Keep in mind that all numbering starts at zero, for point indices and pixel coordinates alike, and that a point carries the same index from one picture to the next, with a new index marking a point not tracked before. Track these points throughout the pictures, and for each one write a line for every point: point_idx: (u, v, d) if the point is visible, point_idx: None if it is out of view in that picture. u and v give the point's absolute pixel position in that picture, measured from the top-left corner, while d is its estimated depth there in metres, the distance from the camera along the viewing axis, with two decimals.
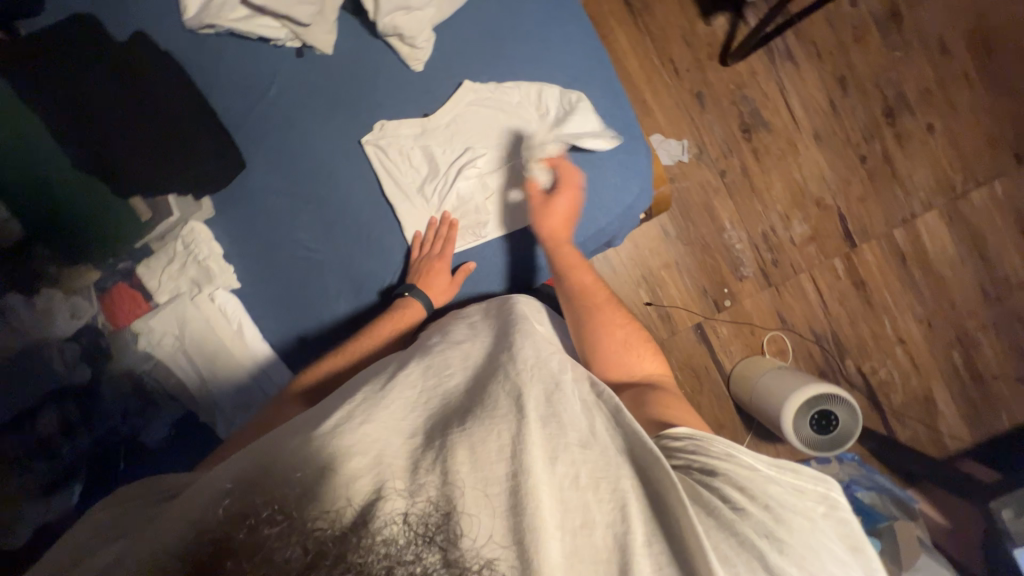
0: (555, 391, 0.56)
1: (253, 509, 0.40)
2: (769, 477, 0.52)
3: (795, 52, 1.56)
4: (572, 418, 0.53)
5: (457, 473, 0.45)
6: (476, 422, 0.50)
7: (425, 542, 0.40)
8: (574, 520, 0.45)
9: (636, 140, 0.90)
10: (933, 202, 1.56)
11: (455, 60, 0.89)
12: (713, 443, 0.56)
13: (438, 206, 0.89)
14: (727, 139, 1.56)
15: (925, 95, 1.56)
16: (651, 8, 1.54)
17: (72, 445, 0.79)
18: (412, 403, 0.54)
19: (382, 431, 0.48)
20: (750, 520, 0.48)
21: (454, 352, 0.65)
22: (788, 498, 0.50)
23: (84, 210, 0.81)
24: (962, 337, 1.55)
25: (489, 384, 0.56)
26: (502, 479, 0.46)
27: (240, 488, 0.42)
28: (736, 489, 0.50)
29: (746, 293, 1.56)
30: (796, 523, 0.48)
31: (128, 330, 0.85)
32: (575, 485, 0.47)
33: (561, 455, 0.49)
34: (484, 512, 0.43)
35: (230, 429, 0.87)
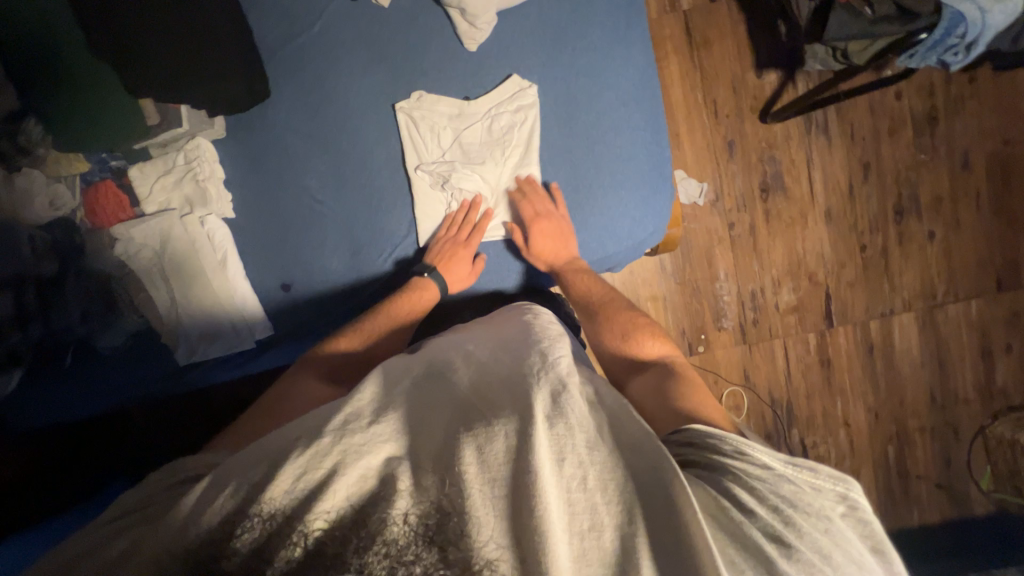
0: (568, 391, 0.55)
1: (261, 507, 0.46)
2: (784, 479, 0.53)
3: (832, 128, 1.58)
4: (581, 419, 0.52)
5: (467, 473, 0.47)
6: (482, 423, 0.51)
7: (425, 543, 0.45)
8: (583, 521, 0.46)
9: (664, 180, 0.91)
10: (913, 304, 1.63)
11: (511, 50, 0.87)
12: (729, 444, 0.56)
13: (455, 194, 0.88)
14: (745, 194, 1.58)
15: (935, 203, 1.61)
16: (709, 45, 1.53)
17: (23, 334, 0.76)
18: (414, 403, 0.56)
19: (390, 428, 0.51)
20: (760, 523, 0.48)
21: (460, 352, 0.66)
22: (803, 502, 0.51)
23: (76, 104, 0.73)
24: (901, 434, 1.64)
25: (494, 384, 0.57)
26: (506, 481, 0.47)
27: (249, 488, 0.47)
28: (747, 491, 0.51)
29: (720, 344, 1.60)
30: (806, 527, 0.49)
31: (106, 232, 0.81)
32: (583, 486, 0.48)
33: (568, 456, 0.49)
34: (488, 510, 0.46)
35: (191, 357, 0.86)
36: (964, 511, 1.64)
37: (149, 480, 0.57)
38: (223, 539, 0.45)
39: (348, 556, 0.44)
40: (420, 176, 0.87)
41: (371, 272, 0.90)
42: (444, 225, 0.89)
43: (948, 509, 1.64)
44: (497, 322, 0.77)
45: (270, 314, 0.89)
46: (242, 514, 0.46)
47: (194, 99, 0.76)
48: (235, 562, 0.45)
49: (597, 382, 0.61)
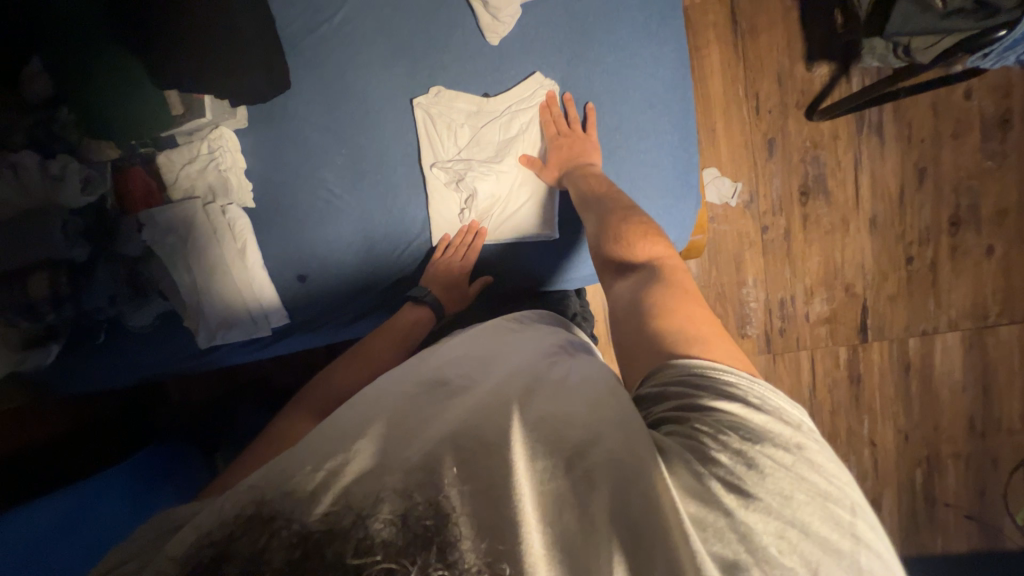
0: (551, 391, 0.53)
1: (244, 516, 0.40)
2: (751, 417, 0.45)
3: (887, 128, 1.46)
4: (563, 414, 0.49)
5: (450, 473, 0.43)
6: (471, 419, 0.48)
7: (421, 542, 0.38)
8: (562, 509, 0.41)
9: (690, 188, 0.86)
10: (960, 324, 1.51)
11: (535, 44, 0.83)
12: (688, 383, 0.49)
13: (468, 194, 0.86)
14: (782, 196, 1.48)
15: (998, 215, 1.47)
16: (756, 34, 1.42)
17: (58, 313, 0.81)
18: (407, 402, 0.53)
19: (377, 428, 0.48)
20: (721, 473, 0.42)
21: (458, 358, 0.64)
22: (768, 441, 0.44)
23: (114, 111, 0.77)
24: (932, 459, 1.55)
25: (484, 387, 0.55)
26: (491, 473, 0.43)
27: (250, 500, 0.42)
28: (708, 438, 0.44)
29: (742, 352, 1.54)
30: (772, 473, 0.42)
31: (135, 217, 0.84)
32: (560, 474, 0.43)
33: (556, 450, 0.45)
34: (472, 504, 0.41)
35: (212, 340, 0.89)
36: (994, 543, 1.55)
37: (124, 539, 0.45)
38: (236, 533, 0.40)
39: (347, 557, 0.37)
40: (435, 173, 0.86)
41: (382, 269, 0.90)
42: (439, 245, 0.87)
43: (975, 540, 1.56)
44: (506, 330, 0.73)
45: (286, 303, 0.91)
46: (239, 521, 0.40)
47: (213, 88, 0.76)
48: None
49: (590, 370, 0.58)
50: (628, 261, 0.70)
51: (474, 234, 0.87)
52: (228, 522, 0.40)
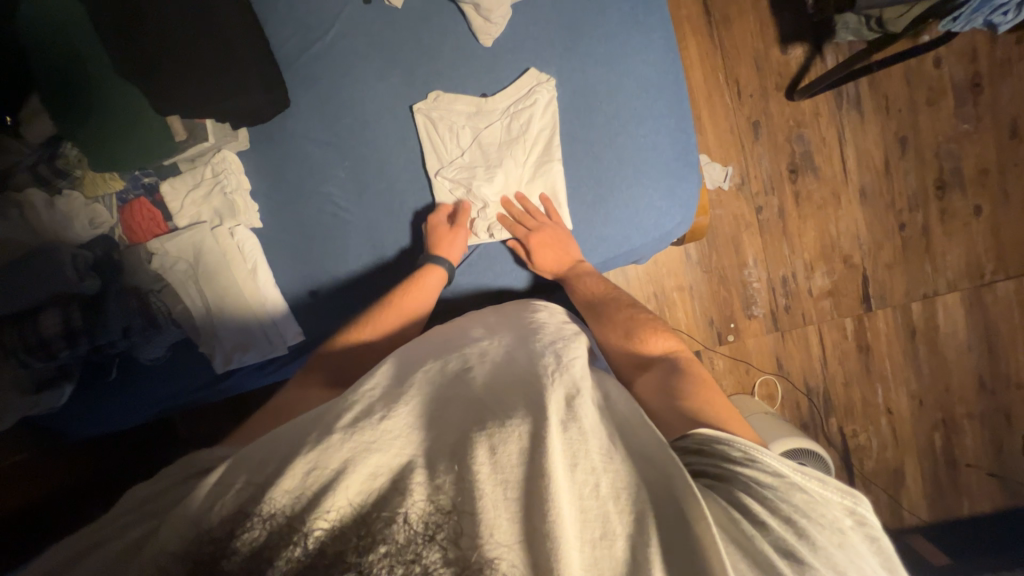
0: (578, 397, 0.52)
1: (261, 502, 0.42)
2: (797, 491, 0.46)
3: (864, 102, 1.50)
4: (594, 423, 0.49)
5: (478, 474, 0.43)
6: (495, 422, 0.48)
7: (427, 540, 0.41)
8: (594, 530, 0.42)
9: (690, 168, 0.88)
10: (958, 284, 1.54)
11: (527, 43, 0.85)
12: (728, 442, 0.50)
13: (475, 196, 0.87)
14: (773, 176, 1.52)
15: (981, 175, 1.52)
16: (730, 22, 1.47)
17: (70, 350, 0.78)
18: (429, 398, 0.53)
19: (403, 423, 0.48)
20: (771, 537, 0.43)
21: (473, 352, 0.63)
22: (817, 513, 0.45)
23: (94, 133, 0.75)
24: (948, 420, 1.56)
25: (509, 386, 0.54)
26: (521, 483, 0.43)
27: (247, 496, 0.43)
28: (756, 501, 0.45)
29: (751, 332, 1.55)
30: (822, 541, 0.43)
31: (142, 248, 0.85)
32: (596, 493, 0.44)
33: (581, 462, 0.45)
34: (499, 513, 0.42)
35: (228, 365, 0.88)
36: (1019, 499, 1.56)
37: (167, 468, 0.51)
38: (231, 529, 0.42)
39: (348, 555, 0.40)
40: (441, 182, 0.86)
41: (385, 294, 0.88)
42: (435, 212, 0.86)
43: (1001, 498, 1.56)
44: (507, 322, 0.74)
45: (300, 319, 0.90)
46: (242, 514, 0.42)
47: (217, 113, 0.77)
48: (235, 562, 0.41)
49: (612, 388, 0.59)
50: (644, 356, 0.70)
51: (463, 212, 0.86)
52: (226, 520, 0.42)
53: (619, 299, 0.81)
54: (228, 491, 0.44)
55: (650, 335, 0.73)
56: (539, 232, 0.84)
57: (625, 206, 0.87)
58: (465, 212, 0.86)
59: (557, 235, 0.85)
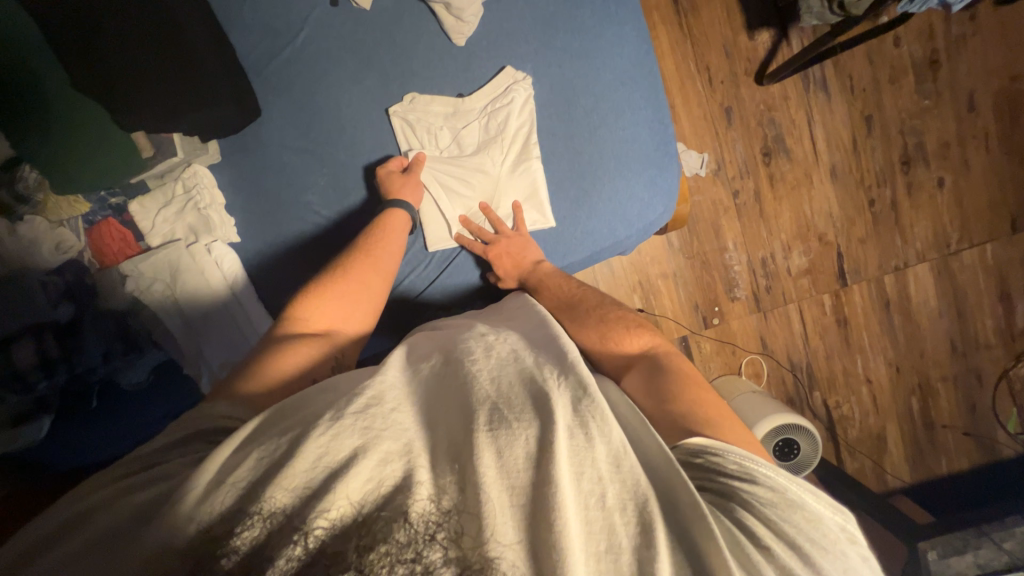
0: (586, 397, 0.49)
1: (261, 500, 0.42)
2: (799, 507, 0.47)
3: (830, 83, 1.54)
4: (605, 426, 0.47)
5: (482, 475, 0.43)
6: (503, 421, 0.47)
7: (427, 540, 0.41)
8: (600, 541, 0.42)
9: (670, 158, 0.89)
10: (927, 255, 1.61)
11: (501, 41, 0.84)
12: (728, 457, 0.51)
13: (457, 205, 0.87)
14: (747, 160, 1.55)
15: (943, 149, 1.58)
16: (698, 10, 1.49)
17: (49, 380, 0.74)
18: (435, 395, 0.52)
19: (411, 420, 0.48)
20: (775, 562, 0.44)
21: (481, 342, 0.60)
22: (817, 532, 0.46)
23: (52, 157, 0.71)
24: (924, 385, 1.64)
25: (515, 378, 0.52)
26: (526, 487, 0.43)
27: (243, 486, 0.43)
28: (760, 522, 0.46)
29: (735, 314, 1.59)
30: (825, 567, 0.44)
31: (116, 270, 0.81)
32: (602, 504, 0.43)
33: (587, 469, 0.45)
34: (503, 516, 0.42)
35: (213, 386, 0.86)
36: (992, 455, 1.64)
37: (183, 420, 0.53)
38: (229, 526, 0.41)
39: (348, 555, 0.40)
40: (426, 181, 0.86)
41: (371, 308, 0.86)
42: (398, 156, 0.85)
43: (976, 455, 1.64)
44: (513, 320, 0.72)
45: None
46: (241, 513, 0.42)
47: (186, 124, 0.75)
48: (234, 563, 0.40)
49: (612, 391, 0.59)
50: (617, 359, 0.70)
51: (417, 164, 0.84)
52: (225, 518, 0.41)
53: (591, 293, 0.80)
54: (227, 481, 0.43)
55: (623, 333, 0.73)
56: (495, 244, 0.85)
57: (608, 199, 0.87)
58: (418, 163, 0.83)
59: (514, 246, 0.85)
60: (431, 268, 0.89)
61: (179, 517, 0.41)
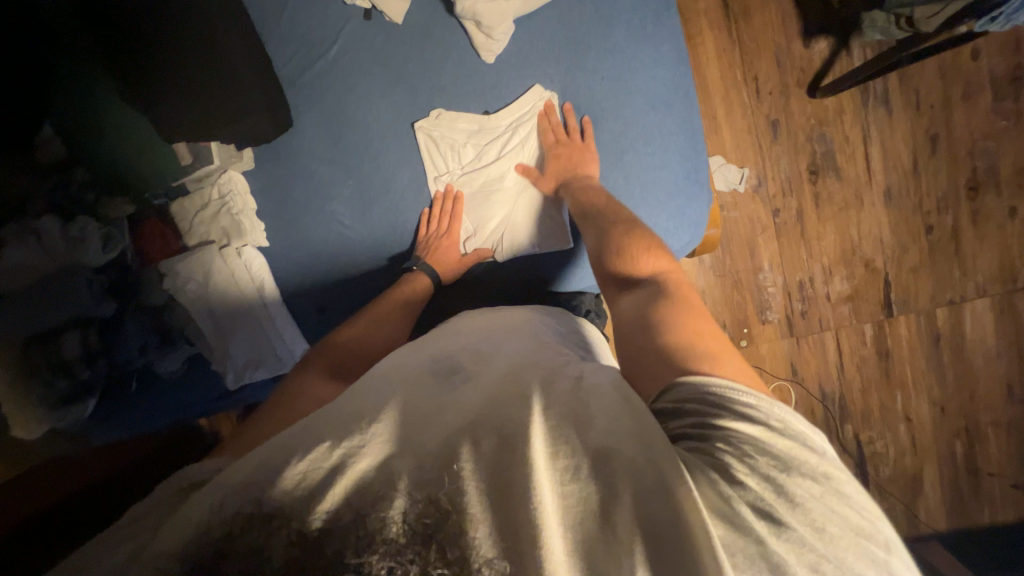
0: (560, 389, 0.51)
1: (253, 510, 0.40)
2: (775, 440, 0.43)
3: (893, 97, 1.42)
4: (575, 411, 0.47)
5: (464, 471, 0.42)
6: (480, 421, 0.46)
7: (425, 539, 0.38)
8: (574, 512, 0.40)
9: (700, 187, 0.85)
10: (988, 289, 1.47)
11: (531, 59, 0.82)
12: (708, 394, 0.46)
13: (474, 231, 0.88)
14: (791, 177, 1.46)
15: (1018, 175, 1.43)
16: (750, 16, 1.40)
17: (92, 369, 0.83)
18: (420, 400, 0.51)
19: (395, 424, 0.47)
20: (750, 498, 0.40)
21: (468, 357, 0.61)
22: (793, 465, 0.42)
23: (108, 165, 0.79)
24: (971, 429, 1.51)
25: (497, 385, 0.53)
26: (505, 475, 0.41)
27: (249, 497, 0.41)
28: (736, 458, 0.42)
29: (765, 337, 1.52)
30: (802, 498, 0.40)
31: (156, 267, 0.87)
32: (577, 476, 0.42)
33: (562, 449, 0.43)
34: (483, 506, 0.40)
35: (239, 383, 0.91)
36: None
37: (165, 485, 0.48)
38: (236, 531, 0.39)
39: (348, 556, 0.36)
40: (443, 221, 0.87)
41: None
42: (422, 223, 0.88)
43: None
44: (508, 326, 0.71)
45: (306, 334, 0.92)
46: (241, 520, 0.39)
47: (223, 134, 0.78)
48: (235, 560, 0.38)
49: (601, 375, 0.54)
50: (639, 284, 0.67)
51: (452, 198, 0.87)
52: (226, 520, 0.40)
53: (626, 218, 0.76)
54: (222, 500, 0.41)
55: (640, 254, 0.71)
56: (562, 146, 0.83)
57: None
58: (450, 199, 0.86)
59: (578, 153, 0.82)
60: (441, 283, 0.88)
61: (184, 533, 0.40)
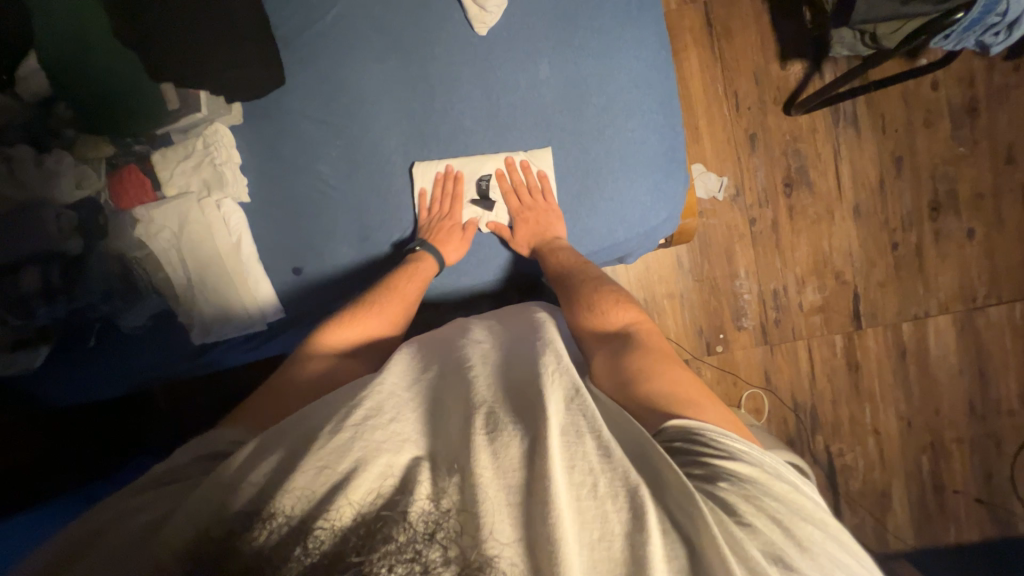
0: (578, 398, 0.53)
1: (259, 509, 0.43)
2: (771, 478, 0.50)
3: (862, 120, 1.52)
4: (595, 423, 0.50)
5: (479, 476, 0.45)
6: (498, 426, 0.49)
7: (427, 540, 0.42)
8: (593, 531, 0.43)
9: (677, 166, 0.90)
10: (950, 306, 1.54)
11: (523, 34, 0.86)
12: (710, 442, 0.52)
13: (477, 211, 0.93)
14: (768, 189, 1.52)
15: (975, 199, 1.52)
16: (732, 36, 1.49)
17: (48, 309, 0.79)
18: (432, 407, 0.54)
19: (410, 429, 0.50)
20: (762, 534, 0.45)
21: (476, 352, 0.64)
22: (791, 502, 0.49)
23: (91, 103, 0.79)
24: (937, 444, 1.54)
25: (507, 388, 0.55)
26: (521, 485, 0.45)
27: (250, 498, 0.44)
28: (742, 498, 0.47)
29: (740, 344, 1.54)
30: (802, 532, 0.46)
31: (128, 213, 0.83)
32: (594, 494, 0.45)
33: (578, 463, 0.46)
34: (501, 514, 0.43)
35: (204, 337, 0.88)
36: (1006, 530, 1.53)
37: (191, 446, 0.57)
38: (237, 532, 0.42)
39: (349, 556, 0.40)
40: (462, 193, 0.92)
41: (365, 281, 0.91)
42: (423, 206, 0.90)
43: (989, 526, 1.53)
44: (509, 325, 0.74)
45: (280, 297, 0.91)
46: (253, 516, 0.43)
47: (213, 82, 0.80)
48: (239, 562, 0.40)
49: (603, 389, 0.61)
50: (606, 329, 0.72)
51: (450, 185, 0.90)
52: (225, 523, 0.43)
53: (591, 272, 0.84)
54: (234, 499, 0.45)
55: (612, 308, 0.75)
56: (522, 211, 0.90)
57: (610, 200, 0.90)
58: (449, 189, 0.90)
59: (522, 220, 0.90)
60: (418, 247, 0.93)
61: (183, 525, 0.43)
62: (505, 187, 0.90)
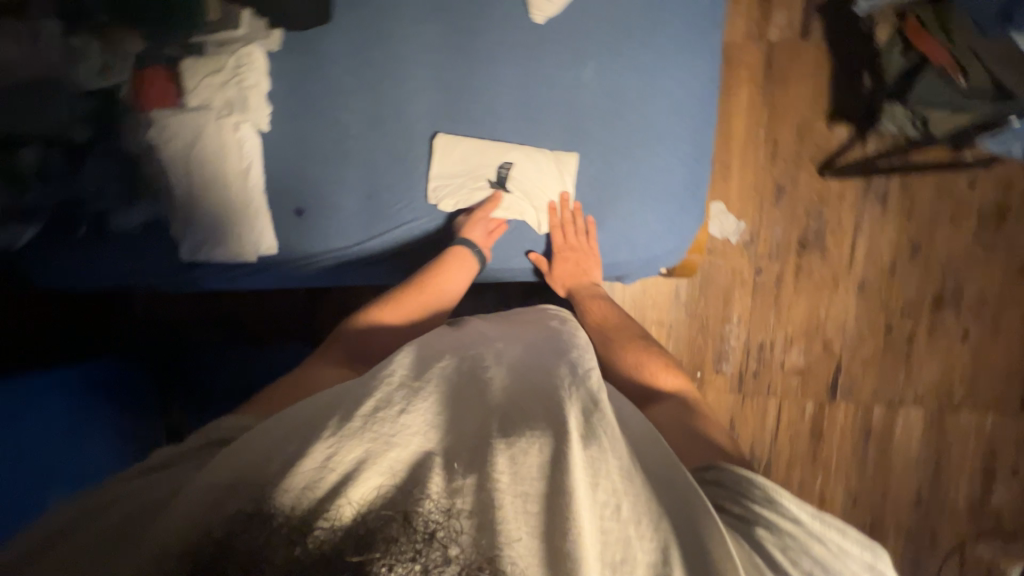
0: (594, 412, 0.52)
1: (261, 494, 0.41)
2: (814, 539, 0.51)
3: (891, 199, 1.50)
4: (615, 441, 0.49)
5: (496, 483, 0.43)
6: (516, 433, 0.48)
7: (427, 539, 0.39)
8: (614, 553, 0.43)
9: (695, 202, 0.91)
10: (924, 400, 1.55)
11: (577, 33, 0.85)
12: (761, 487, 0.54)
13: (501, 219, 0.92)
14: (781, 243, 1.52)
15: (979, 303, 1.52)
16: (786, 83, 1.47)
17: (41, 187, 0.81)
18: (448, 399, 0.52)
19: (423, 421, 0.48)
20: None
21: (490, 352, 0.62)
22: (828, 563, 0.50)
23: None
24: (875, 526, 1.57)
25: (526, 393, 0.53)
26: (540, 496, 0.44)
27: (256, 492, 0.42)
28: (779, 546, 0.49)
29: (714, 386, 1.55)
30: None
31: (145, 113, 0.82)
32: (616, 516, 0.44)
33: (602, 480, 0.46)
34: (518, 523, 0.42)
35: (192, 254, 0.87)
36: None
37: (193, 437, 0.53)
38: (239, 529, 0.39)
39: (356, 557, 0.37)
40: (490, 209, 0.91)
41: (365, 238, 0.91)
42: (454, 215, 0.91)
43: None
44: (519, 328, 0.73)
45: (275, 232, 0.90)
46: (257, 515, 0.40)
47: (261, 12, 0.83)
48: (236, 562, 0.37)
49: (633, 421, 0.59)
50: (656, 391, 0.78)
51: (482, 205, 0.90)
52: (225, 521, 0.40)
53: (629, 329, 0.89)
54: (232, 490, 0.42)
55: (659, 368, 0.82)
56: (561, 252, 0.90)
57: (620, 220, 0.90)
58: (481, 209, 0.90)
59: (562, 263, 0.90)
60: (422, 218, 0.91)
61: (185, 506, 0.42)
62: (553, 221, 0.89)
